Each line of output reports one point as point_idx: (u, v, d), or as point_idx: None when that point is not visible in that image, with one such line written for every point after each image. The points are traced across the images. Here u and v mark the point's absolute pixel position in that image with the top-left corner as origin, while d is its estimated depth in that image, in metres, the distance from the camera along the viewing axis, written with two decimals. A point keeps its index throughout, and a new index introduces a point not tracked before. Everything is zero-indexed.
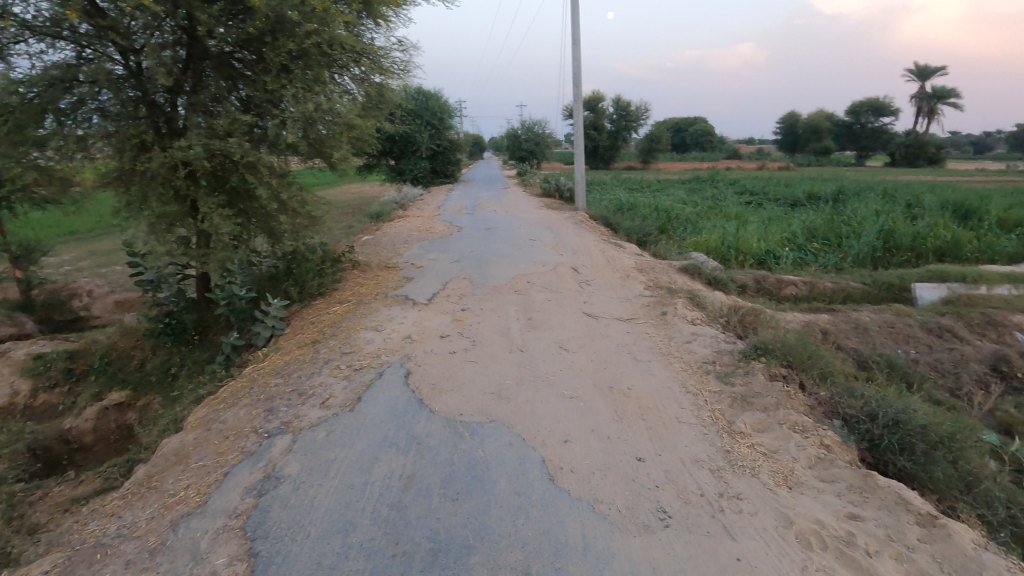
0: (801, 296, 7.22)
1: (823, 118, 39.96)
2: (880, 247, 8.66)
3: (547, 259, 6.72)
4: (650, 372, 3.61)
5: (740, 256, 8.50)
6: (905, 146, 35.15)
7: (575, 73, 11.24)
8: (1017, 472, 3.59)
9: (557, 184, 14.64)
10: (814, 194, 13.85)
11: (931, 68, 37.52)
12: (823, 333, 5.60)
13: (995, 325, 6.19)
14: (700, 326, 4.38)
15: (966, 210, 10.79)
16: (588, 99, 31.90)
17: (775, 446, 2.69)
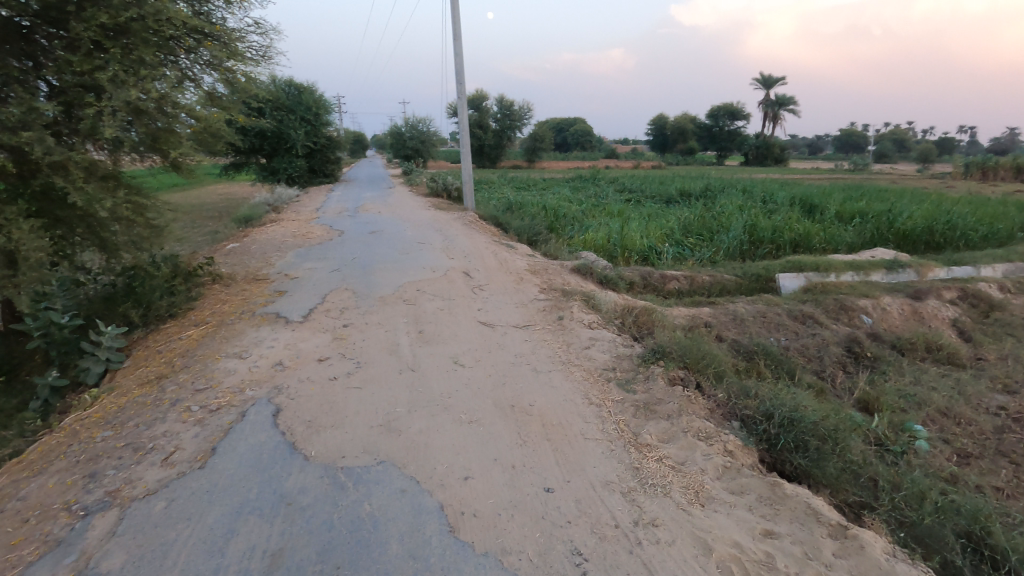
0: (683, 290, 7.54)
1: (687, 121, 43.32)
2: (747, 240, 9.35)
3: (437, 263, 6.36)
4: (551, 385, 3.42)
5: (626, 253, 8.73)
6: (756, 147, 39.12)
7: (458, 69, 10.94)
8: (882, 450, 3.89)
9: (444, 183, 14.26)
10: (686, 191, 14.78)
11: (774, 78, 42.11)
12: (707, 327, 5.82)
13: (846, 310, 6.87)
14: (597, 329, 4.30)
15: (812, 205, 12.05)
16: (472, 98, 31.74)
17: (683, 458, 2.60)
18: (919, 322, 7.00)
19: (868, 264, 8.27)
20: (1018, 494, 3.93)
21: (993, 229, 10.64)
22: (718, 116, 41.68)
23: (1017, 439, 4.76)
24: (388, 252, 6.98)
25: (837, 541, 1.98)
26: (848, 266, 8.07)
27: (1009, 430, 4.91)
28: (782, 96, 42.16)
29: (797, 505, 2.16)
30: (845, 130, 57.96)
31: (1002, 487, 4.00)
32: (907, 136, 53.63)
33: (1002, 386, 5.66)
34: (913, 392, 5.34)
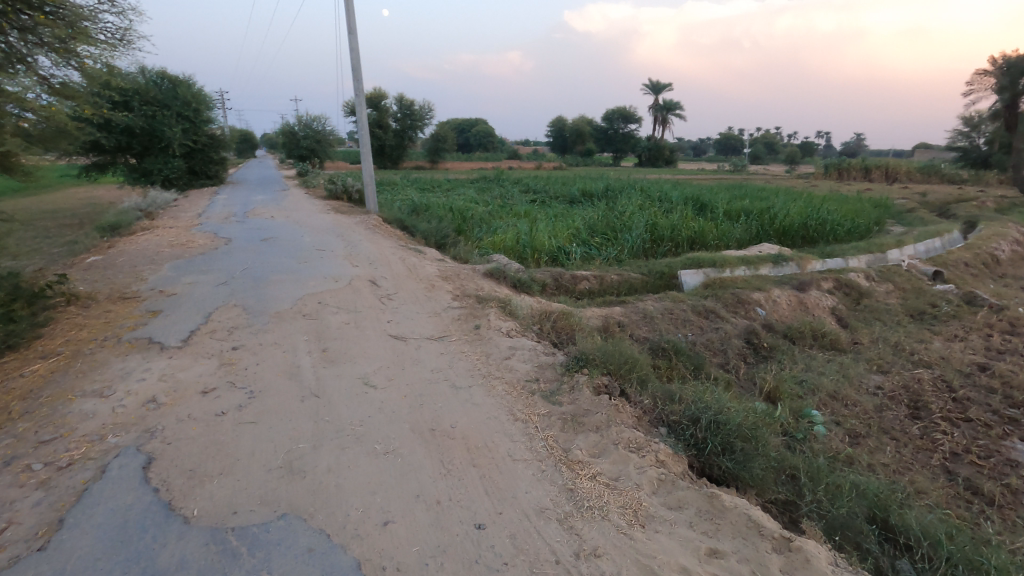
0: (593, 290, 7.61)
1: (585, 123, 44.78)
2: (648, 239, 9.66)
3: (339, 272, 5.89)
4: (472, 403, 3.19)
5: (535, 255, 8.69)
6: (648, 149, 41.39)
7: (354, 65, 10.36)
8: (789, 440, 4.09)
9: (343, 184, 13.50)
10: (588, 191, 15.14)
11: (662, 84, 44.72)
12: (620, 326, 5.86)
13: (743, 303, 7.26)
14: (516, 337, 4.13)
15: (703, 204, 12.78)
16: (371, 96, 30.60)
17: (616, 473, 2.48)
18: (804, 311, 7.57)
19: (757, 258, 8.84)
20: (902, 469, 4.28)
21: (855, 223, 11.87)
22: (612, 120, 43.58)
23: (895, 416, 5.24)
24: (283, 261, 6.38)
25: (779, 553, 1.94)
26: (740, 261, 8.57)
27: (888, 408, 5.39)
28: (669, 102, 44.92)
29: (736, 517, 2.10)
30: (724, 133, 62.96)
31: (888, 463, 4.35)
32: (775, 139, 59.35)
33: (877, 368, 6.23)
34: (806, 378, 5.71)
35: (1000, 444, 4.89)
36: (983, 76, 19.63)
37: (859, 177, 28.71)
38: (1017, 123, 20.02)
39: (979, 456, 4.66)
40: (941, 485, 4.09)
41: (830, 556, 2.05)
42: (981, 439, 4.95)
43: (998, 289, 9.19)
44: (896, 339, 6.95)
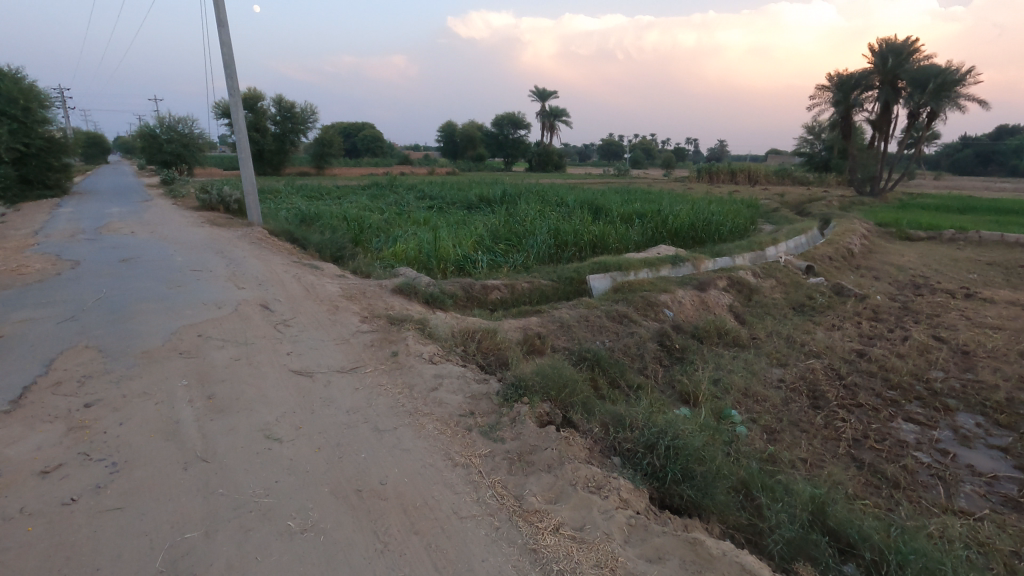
0: (506, 299, 7.34)
1: (475, 128, 44.73)
2: (553, 244, 9.50)
3: (221, 297, 5.06)
4: (402, 448, 2.75)
5: (441, 264, 8.24)
6: (538, 155, 42.60)
7: (226, 61, 9.28)
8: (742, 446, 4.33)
9: (218, 193, 12.09)
10: (485, 196, 14.87)
11: (548, 91, 46.08)
12: (540, 339, 5.61)
13: (652, 305, 7.26)
14: (441, 364, 3.73)
15: (599, 207, 13.00)
16: (246, 97, 28.27)
17: (580, 522, 2.21)
18: (706, 310, 7.81)
19: (657, 260, 8.99)
20: (818, 462, 4.36)
21: (736, 223, 12.72)
22: (502, 125, 44.22)
23: (799, 408, 5.36)
24: (148, 286, 5.39)
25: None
26: (644, 263, 8.64)
27: (792, 400, 5.52)
28: (555, 109, 46.31)
29: (727, 567, 1.98)
30: (606, 139, 66.36)
31: (805, 457, 4.41)
32: (651, 145, 63.59)
33: (777, 361, 6.47)
34: (719, 378, 5.76)
35: (889, 427, 5.11)
36: (822, 91, 22.24)
37: (728, 180, 31.48)
38: (851, 132, 22.94)
39: (876, 441, 4.83)
40: (853, 475, 4.18)
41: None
42: (873, 423, 5.15)
43: (858, 279, 10.22)
44: (787, 332, 7.32)
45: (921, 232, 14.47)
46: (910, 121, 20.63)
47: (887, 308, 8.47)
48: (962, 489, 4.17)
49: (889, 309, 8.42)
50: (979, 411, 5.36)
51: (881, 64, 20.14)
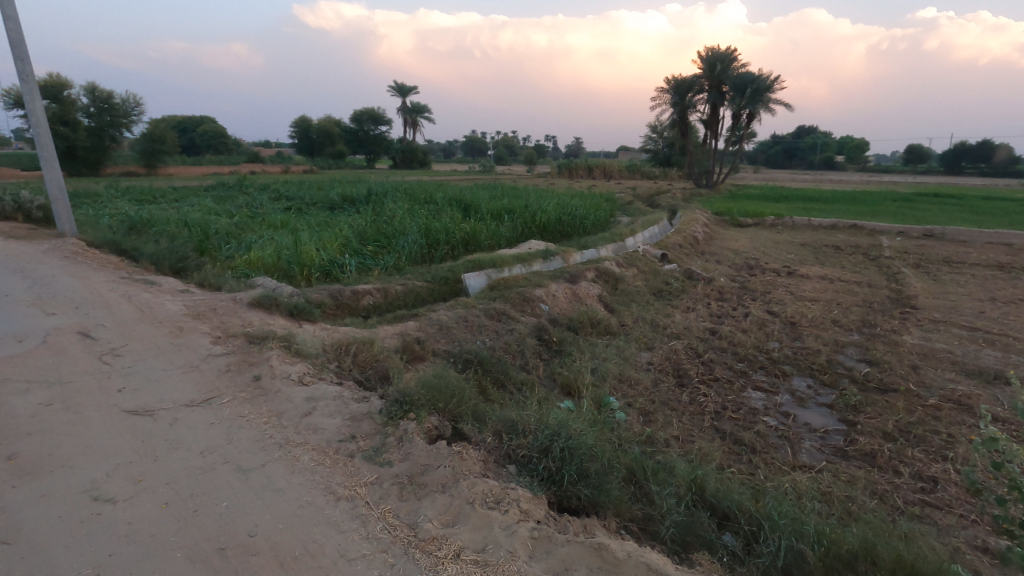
0: (378, 305, 6.94)
1: (332, 123, 42.32)
2: (424, 243, 9.16)
3: (22, 327, 4.13)
4: (273, 488, 2.41)
5: (304, 271, 7.58)
6: (401, 151, 41.54)
7: (12, 40, 7.65)
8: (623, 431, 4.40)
9: (14, 199, 10.00)
10: (348, 196, 14.07)
11: (407, 87, 45.09)
12: (419, 344, 5.37)
13: (528, 300, 7.13)
14: (313, 385, 3.39)
15: (468, 205, 12.89)
16: (47, 84, 23.93)
17: (482, 543, 2.14)
18: (579, 301, 7.91)
19: (529, 255, 9.07)
20: (688, 438, 4.47)
21: (597, 216, 13.38)
22: (362, 121, 42.19)
23: (668, 387, 5.49)
24: None
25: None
26: (516, 259, 8.64)
27: (661, 380, 5.66)
28: (416, 104, 45.46)
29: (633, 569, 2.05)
30: (469, 137, 66.83)
31: (677, 436, 4.48)
32: (513, 142, 65.20)
33: (645, 345, 6.66)
34: (596, 367, 5.73)
35: (742, 396, 5.37)
36: (662, 93, 24.37)
37: (586, 176, 33.23)
38: (688, 130, 25.42)
39: (733, 410, 5.03)
40: (718, 447, 4.30)
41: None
42: (729, 394, 5.38)
43: (704, 264, 11.27)
44: (651, 317, 7.67)
45: (749, 219, 16.43)
46: (734, 121, 23.38)
47: (729, 289, 9.42)
48: (804, 445, 4.42)
49: (732, 290, 9.38)
50: (808, 374, 5.87)
51: (708, 70, 22.57)
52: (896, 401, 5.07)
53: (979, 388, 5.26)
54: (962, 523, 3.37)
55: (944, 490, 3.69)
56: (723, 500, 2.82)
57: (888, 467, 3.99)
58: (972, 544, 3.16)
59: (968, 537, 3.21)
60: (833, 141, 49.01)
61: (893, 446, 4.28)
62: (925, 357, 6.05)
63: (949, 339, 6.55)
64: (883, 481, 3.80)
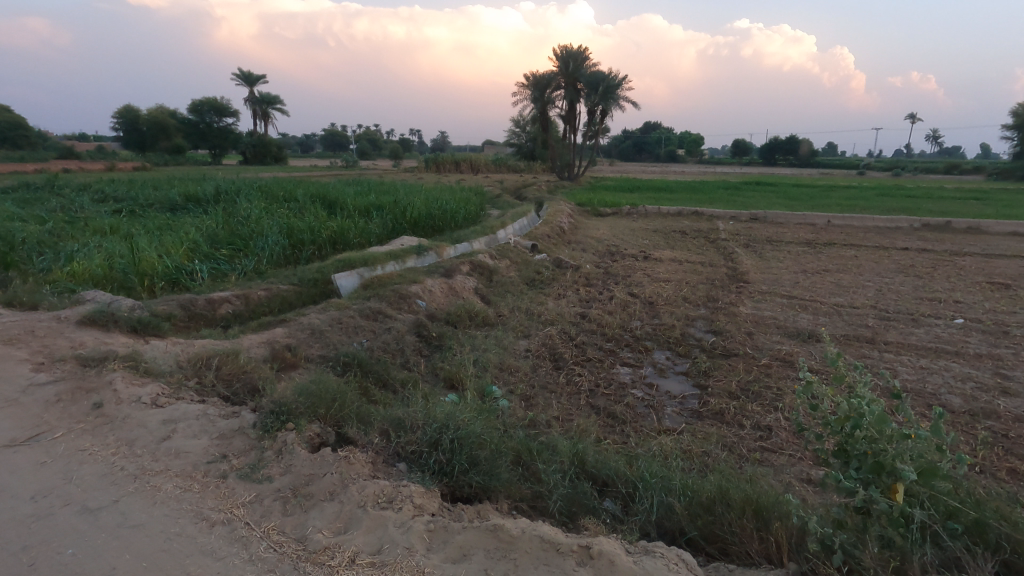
0: (239, 313, 6.37)
1: (166, 114, 37.66)
2: (287, 244, 8.54)
3: None
4: (130, 525, 2.15)
5: (145, 281, 6.71)
6: (252, 145, 38.16)
7: None
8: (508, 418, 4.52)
9: None
10: (192, 195, 12.66)
11: (255, 76, 41.55)
12: (290, 351, 5.04)
13: (404, 297, 6.98)
14: (171, 407, 3.06)
15: (332, 202, 12.24)
16: None
17: (377, 545, 2.11)
18: (455, 295, 7.86)
19: (402, 251, 8.90)
20: (567, 417, 4.73)
21: (468, 211, 13.46)
22: (203, 112, 38.61)
23: (545, 371, 5.75)
24: None
25: (586, 566, 2.07)
26: (389, 256, 8.41)
27: (539, 365, 5.91)
28: (266, 95, 42.08)
29: (528, 544, 2.16)
30: (328, 131, 63.41)
31: (557, 416, 4.72)
32: (375, 136, 63.11)
33: (522, 333, 6.88)
34: (476, 358, 5.81)
35: (611, 373, 5.80)
36: (522, 88, 25.09)
37: (453, 169, 33.17)
38: (549, 125, 26.51)
39: (605, 386, 5.42)
40: (594, 422, 4.61)
41: (617, 543, 2.28)
42: (601, 372, 5.79)
43: (571, 252, 11.88)
44: (526, 305, 7.94)
45: (608, 209, 17.60)
46: (590, 117, 24.83)
47: (595, 275, 10.05)
48: (666, 411, 4.91)
49: (597, 275, 10.02)
50: (666, 347, 6.50)
51: (564, 67, 23.62)
52: (737, 364, 5.81)
53: (799, 347, 6.21)
54: (791, 461, 3.97)
55: (777, 435, 4.32)
56: (602, 469, 3.05)
57: (733, 422, 4.57)
58: (799, 477, 3.74)
59: (796, 471, 3.81)
60: (675, 137, 54.20)
61: (737, 403, 4.91)
62: (757, 324, 6.98)
63: (775, 307, 7.63)
64: (731, 435, 4.35)
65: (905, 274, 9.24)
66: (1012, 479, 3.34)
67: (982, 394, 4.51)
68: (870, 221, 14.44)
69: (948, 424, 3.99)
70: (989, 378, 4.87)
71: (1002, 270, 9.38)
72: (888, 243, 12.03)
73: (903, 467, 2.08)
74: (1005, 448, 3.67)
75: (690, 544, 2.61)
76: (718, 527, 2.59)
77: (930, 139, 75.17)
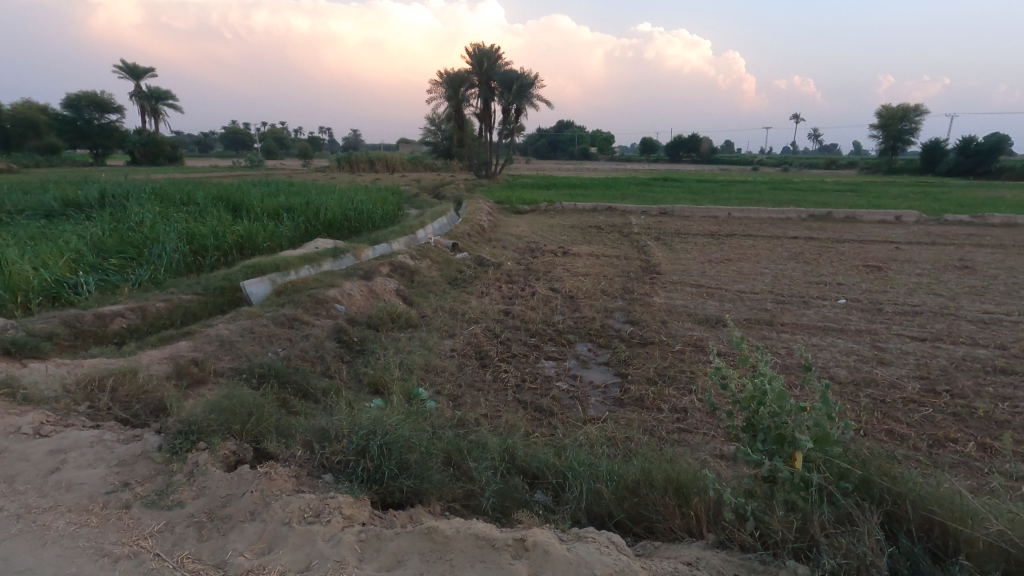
0: (135, 327, 5.84)
1: (35, 110, 33.70)
2: (187, 250, 7.91)
3: None
4: (14, 572, 1.92)
5: (19, 297, 5.98)
6: (141, 144, 35.00)
7: None
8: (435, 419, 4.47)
9: None
10: (73, 200, 11.45)
11: (141, 69, 38.17)
12: (196, 366, 4.69)
13: (322, 302, 6.71)
14: (58, 436, 2.76)
15: (237, 205, 11.50)
16: None
17: (305, 561, 2.02)
18: (376, 297, 7.66)
19: (317, 254, 8.53)
20: (496, 414, 4.75)
21: (385, 211, 13.13)
22: (79, 107, 34.81)
23: (472, 369, 5.74)
24: None
25: (522, 558, 2.10)
26: (303, 260, 8.03)
27: (464, 364, 5.89)
28: (155, 90, 38.78)
29: (464, 543, 2.16)
30: (229, 129, 59.56)
31: (485, 414, 4.74)
32: (282, 134, 60.11)
33: (446, 333, 6.82)
34: (401, 360, 5.70)
35: (537, 367, 5.90)
36: (436, 87, 24.86)
37: (368, 169, 32.21)
38: (464, 123, 26.46)
39: (531, 381, 5.50)
40: (522, 417, 4.67)
41: (550, 533, 2.33)
42: (526, 367, 5.87)
43: (492, 250, 11.93)
44: (449, 305, 7.88)
45: (526, 206, 17.85)
46: (505, 115, 25.04)
47: (516, 272, 10.16)
48: (590, 401, 5.06)
49: (518, 272, 10.13)
50: (588, 339, 6.71)
51: (477, 66, 23.65)
52: (654, 351, 6.10)
53: (708, 332, 6.64)
54: (705, 439, 4.24)
55: (692, 416, 4.59)
56: (532, 462, 3.10)
57: (653, 407, 4.80)
58: (713, 453, 4.01)
59: (710, 449, 4.07)
60: (587, 135, 55.90)
61: (655, 389, 5.16)
62: (670, 313, 7.37)
63: (685, 296, 8.09)
64: (651, 419, 4.57)
65: (795, 260, 10.12)
66: (890, 439, 3.77)
67: (863, 365, 5.04)
68: (764, 213, 15.66)
69: (837, 394, 4.43)
70: (868, 351, 5.45)
71: (875, 254, 10.52)
72: (781, 232, 13.12)
73: (802, 436, 2.29)
74: (883, 412, 4.13)
75: (619, 526, 2.72)
76: (643, 508, 2.71)
77: (812, 137, 82.62)
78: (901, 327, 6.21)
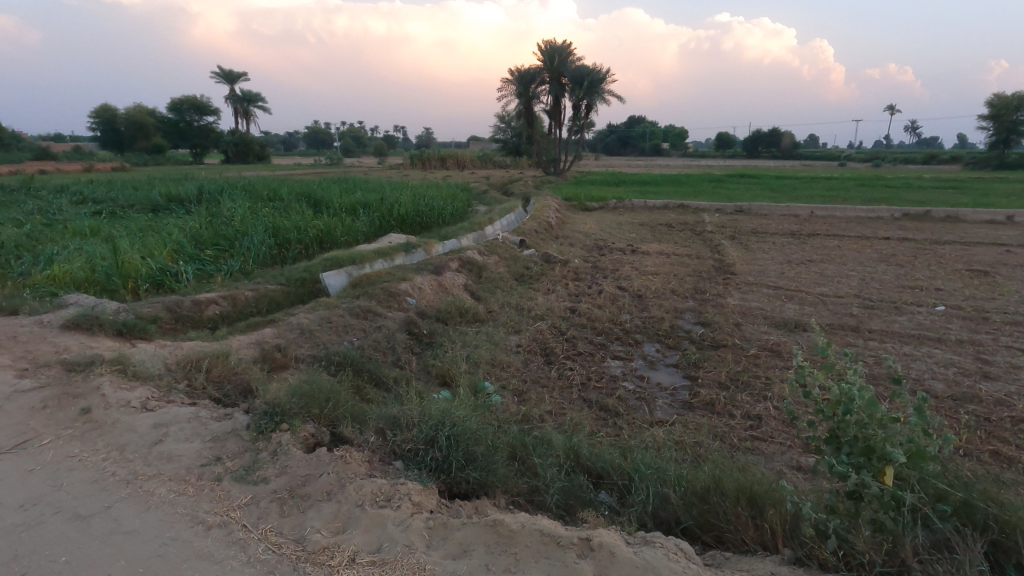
0: (226, 314, 6.29)
1: (144, 113, 36.97)
2: (272, 243, 8.42)
3: None
4: (123, 531, 2.13)
5: (129, 283, 6.60)
6: (234, 144, 37.49)
7: None
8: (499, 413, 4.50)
9: None
10: (174, 196, 12.46)
11: (235, 73, 40.94)
12: (280, 352, 5.00)
13: (393, 295, 6.94)
14: (161, 411, 3.03)
15: (317, 200, 12.09)
16: None
17: (376, 544, 2.11)
18: (445, 291, 7.83)
19: (390, 249, 8.82)
20: (560, 412, 4.74)
21: (455, 207, 13.38)
22: (181, 109, 37.80)
23: (537, 365, 5.76)
24: None
25: (587, 558, 2.08)
26: (376, 254, 8.33)
27: (530, 360, 5.91)
28: (247, 92, 41.47)
29: (529, 538, 2.17)
30: (311, 128, 62.81)
31: (550, 411, 4.74)
32: (359, 133, 62.72)
33: (512, 328, 6.88)
34: (468, 354, 5.81)
35: (603, 366, 5.83)
36: (507, 83, 25.01)
37: (439, 166, 32.97)
38: (533, 120, 26.49)
39: (596, 380, 5.44)
40: (587, 416, 4.63)
41: (616, 535, 2.30)
42: (592, 366, 5.81)
43: (559, 247, 11.87)
44: (515, 301, 7.94)
45: (594, 203, 17.65)
46: (575, 111, 24.81)
47: (583, 269, 10.07)
48: (657, 402, 4.94)
49: (585, 269, 10.04)
50: (656, 339, 6.54)
51: (548, 62, 23.55)
52: (726, 355, 5.86)
53: (785, 337, 6.29)
54: (781, 449, 4.03)
55: (766, 424, 4.38)
56: (598, 462, 3.06)
57: (724, 413, 4.62)
58: (789, 465, 3.81)
59: (786, 459, 3.86)
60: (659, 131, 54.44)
61: (727, 394, 4.95)
62: (744, 315, 7.06)
63: (761, 298, 7.71)
64: (722, 425, 4.40)
65: (886, 262, 9.37)
66: (996, 461, 3.42)
67: (963, 379, 4.61)
68: (852, 212, 14.63)
69: (934, 409, 4.07)
70: (970, 364, 4.97)
71: (980, 258, 9.56)
72: (870, 233, 12.20)
73: (894, 451, 2.12)
74: (987, 431, 3.76)
75: (686, 533, 2.64)
76: (712, 516, 2.61)
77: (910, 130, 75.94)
78: (1011, 339, 5.61)
